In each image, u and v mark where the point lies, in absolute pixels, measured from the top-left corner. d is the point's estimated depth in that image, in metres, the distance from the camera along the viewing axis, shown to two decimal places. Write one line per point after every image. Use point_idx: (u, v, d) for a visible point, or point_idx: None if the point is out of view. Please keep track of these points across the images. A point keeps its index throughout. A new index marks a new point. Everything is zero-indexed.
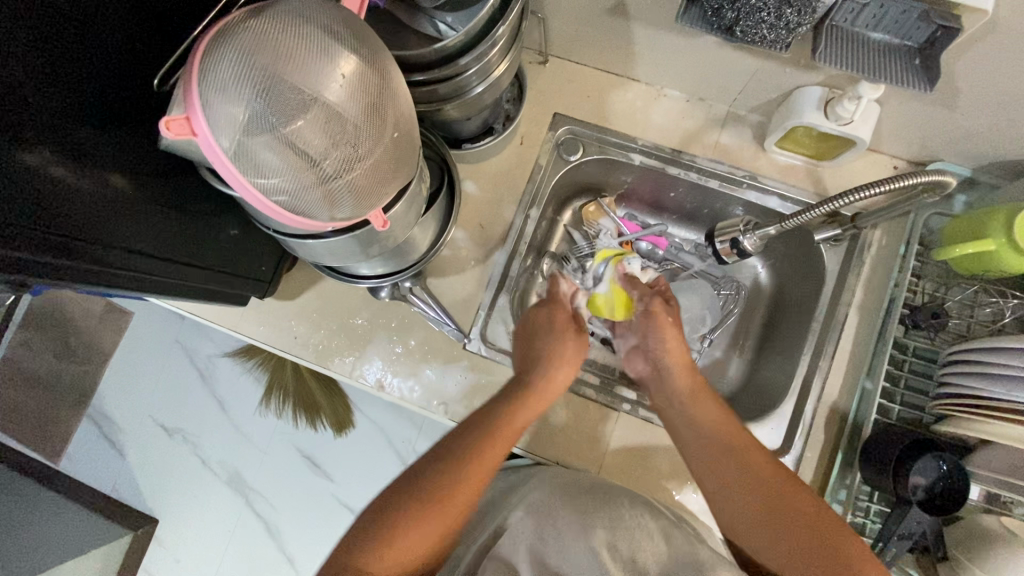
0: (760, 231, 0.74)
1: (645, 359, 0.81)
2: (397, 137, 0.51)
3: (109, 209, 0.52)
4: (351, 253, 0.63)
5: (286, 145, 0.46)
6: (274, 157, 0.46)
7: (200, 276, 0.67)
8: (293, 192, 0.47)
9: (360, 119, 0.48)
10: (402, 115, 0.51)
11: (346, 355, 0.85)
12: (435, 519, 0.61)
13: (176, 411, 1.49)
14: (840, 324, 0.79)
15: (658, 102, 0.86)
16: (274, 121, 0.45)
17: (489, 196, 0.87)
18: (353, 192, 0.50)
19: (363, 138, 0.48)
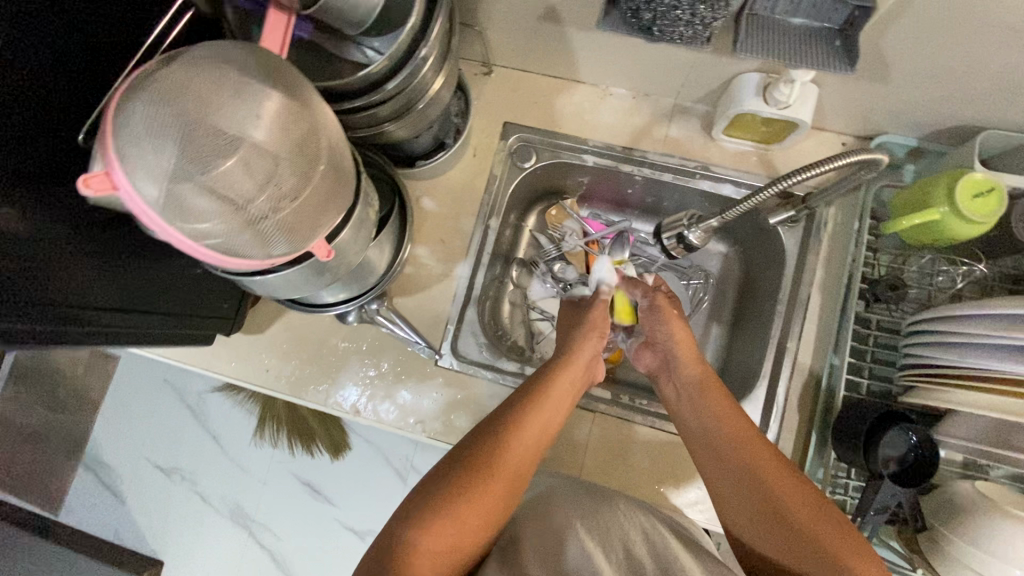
0: (703, 224, 0.74)
1: (654, 355, 0.82)
2: (324, 170, 0.51)
3: (62, 265, 0.52)
4: (304, 285, 0.63)
5: (208, 190, 0.46)
6: (199, 204, 0.46)
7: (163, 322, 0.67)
8: (222, 235, 0.47)
9: (283, 158, 0.48)
10: (326, 148, 0.51)
11: (320, 383, 0.85)
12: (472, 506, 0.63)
13: (170, 450, 1.48)
14: (804, 304, 0.79)
15: (605, 101, 0.86)
16: (191, 168, 0.45)
17: (447, 210, 0.87)
18: (283, 230, 0.50)
19: (286, 174, 0.48)
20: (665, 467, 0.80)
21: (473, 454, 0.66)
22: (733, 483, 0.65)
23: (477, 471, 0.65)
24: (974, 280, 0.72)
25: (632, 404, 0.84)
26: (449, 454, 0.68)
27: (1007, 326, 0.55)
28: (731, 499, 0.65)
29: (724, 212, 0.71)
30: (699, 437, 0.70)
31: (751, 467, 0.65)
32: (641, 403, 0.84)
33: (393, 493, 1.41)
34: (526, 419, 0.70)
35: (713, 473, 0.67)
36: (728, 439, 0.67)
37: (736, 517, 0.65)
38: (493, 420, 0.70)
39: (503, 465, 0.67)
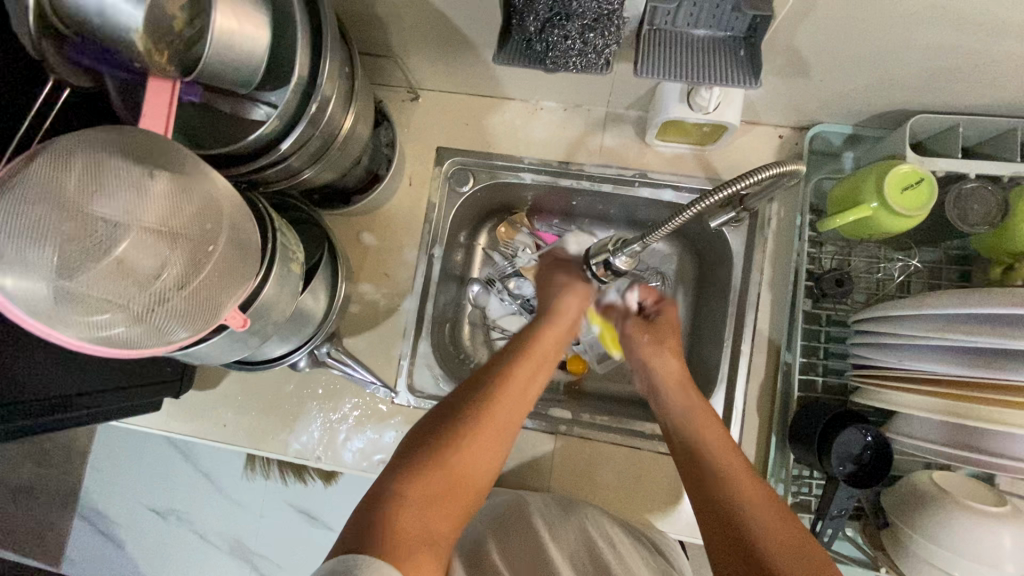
0: (626, 249, 0.71)
1: (642, 383, 0.77)
2: (214, 250, 0.49)
3: None
4: (233, 350, 0.62)
5: (89, 287, 0.44)
6: (78, 302, 0.44)
7: (99, 398, 0.66)
8: (113, 330, 0.45)
9: (166, 244, 0.46)
10: (218, 226, 0.49)
11: (279, 433, 0.84)
12: (457, 455, 0.61)
13: (167, 496, 1.45)
14: (754, 305, 0.78)
15: (537, 115, 0.84)
16: (66, 266, 0.43)
17: (389, 243, 0.86)
18: (178, 316, 0.47)
19: (172, 261, 0.47)
20: (631, 478, 0.80)
21: (461, 412, 0.64)
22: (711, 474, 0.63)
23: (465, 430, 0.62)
24: (911, 272, 0.72)
25: (594, 421, 0.83)
26: (433, 415, 0.65)
27: (943, 326, 0.56)
28: (702, 458, 0.64)
29: (643, 238, 0.67)
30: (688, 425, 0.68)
31: (718, 452, 0.64)
32: (603, 420, 0.83)
33: None
34: (514, 383, 0.68)
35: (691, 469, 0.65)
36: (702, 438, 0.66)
37: (705, 476, 0.63)
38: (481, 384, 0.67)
39: (491, 428, 0.64)
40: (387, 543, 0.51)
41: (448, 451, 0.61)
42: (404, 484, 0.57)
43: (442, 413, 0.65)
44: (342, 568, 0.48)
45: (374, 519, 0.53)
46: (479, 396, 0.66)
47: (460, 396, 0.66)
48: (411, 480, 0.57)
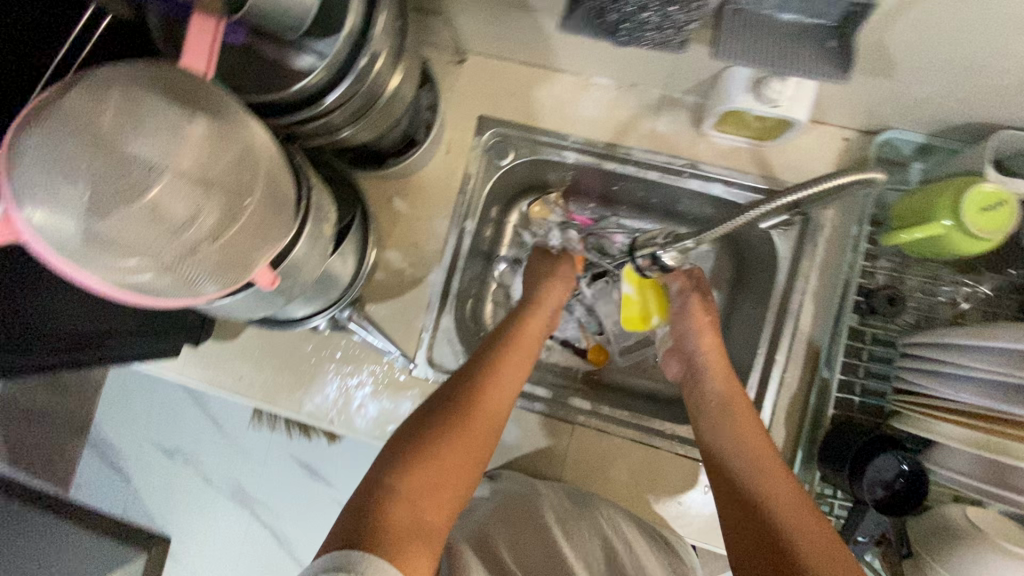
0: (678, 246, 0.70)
1: (680, 363, 0.79)
2: (250, 203, 0.46)
3: None
4: (257, 306, 0.60)
5: (123, 229, 0.42)
6: (111, 242, 0.42)
7: (126, 342, 0.65)
8: (143, 276, 0.43)
9: (201, 192, 0.44)
10: (255, 178, 0.47)
11: (294, 391, 0.83)
12: (449, 444, 0.63)
13: (169, 436, 1.41)
14: (795, 315, 0.75)
15: (587, 92, 0.80)
16: (101, 208, 0.41)
17: (420, 212, 0.83)
18: (209, 268, 0.46)
19: (208, 212, 0.44)
20: (646, 475, 0.78)
21: (451, 407, 0.66)
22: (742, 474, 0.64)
23: (453, 427, 0.64)
24: (979, 300, 0.68)
25: (613, 414, 0.81)
26: (417, 415, 0.67)
27: (1014, 362, 0.52)
28: (737, 464, 0.65)
29: (700, 236, 0.65)
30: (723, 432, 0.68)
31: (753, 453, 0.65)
32: (623, 414, 0.81)
33: None
34: (501, 383, 0.70)
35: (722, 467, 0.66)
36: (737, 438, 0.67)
37: (737, 479, 0.64)
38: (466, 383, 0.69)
39: (479, 429, 0.66)
40: (379, 537, 0.51)
41: (440, 441, 0.62)
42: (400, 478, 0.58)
43: (428, 413, 0.66)
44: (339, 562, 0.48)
45: (369, 514, 0.54)
46: (465, 394, 0.68)
47: (445, 393, 0.68)
48: (404, 473, 0.59)
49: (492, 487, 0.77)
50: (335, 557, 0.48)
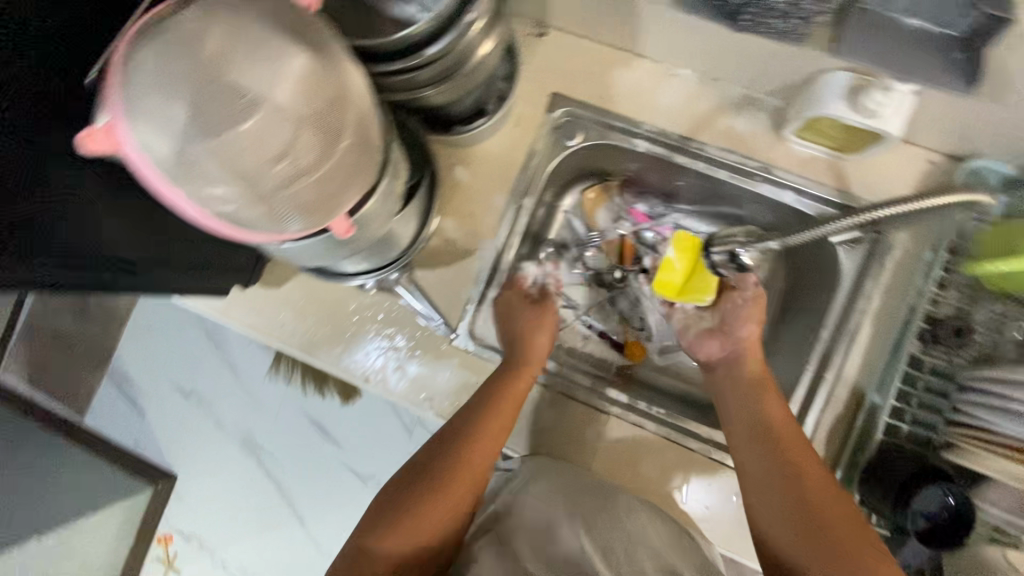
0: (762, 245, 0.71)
1: (721, 346, 0.82)
2: (349, 146, 0.46)
3: (55, 213, 0.50)
4: (322, 254, 0.59)
5: (224, 155, 0.42)
6: (213, 165, 0.42)
7: (177, 272, 0.65)
8: (236, 204, 0.43)
9: (302, 127, 0.43)
10: (354, 121, 0.45)
11: (333, 345, 0.83)
12: (423, 513, 0.70)
13: (182, 378, 1.44)
14: (851, 334, 0.73)
15: (667, 82, 0.78)
16: (209, 131, 0.41)
17: (481, 183, 0.81)
18: (298, 206, 0.45)
19: (307, 149, 0.43)
20: (677, 476, 0.77)
21: (432, 473, 0.72)
22: (769, 470, 0.67)
23: (430, 496, 0.71)
24: None
25: (649, 411, 0.80)
26: (407, 469, 0.74)
27: None
28: (764, 461, 0.68)
29: (787, 238, 0.66)
30: (739, 429, 0.72)
31: (782, 448, 0.68)
32: (660, 412, 0.80)
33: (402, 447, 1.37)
34: (481, 446, 0.73)
35: (748, 462, 0.69)
36: (765, 435, 0.69)
37: (767, 476, 0.67)
38: (442, 451, 0.74)
39: (456, 496, 0.72)
40: None
41: (415, 510, 0.70)
42: (380, 539, 0.68)
43: (413, 473, 0.73)
44: None
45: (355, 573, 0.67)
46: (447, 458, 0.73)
47: (432, 454, 0.73)
48: (384, 535, 0.68)
49: (525, 464, 0.78)
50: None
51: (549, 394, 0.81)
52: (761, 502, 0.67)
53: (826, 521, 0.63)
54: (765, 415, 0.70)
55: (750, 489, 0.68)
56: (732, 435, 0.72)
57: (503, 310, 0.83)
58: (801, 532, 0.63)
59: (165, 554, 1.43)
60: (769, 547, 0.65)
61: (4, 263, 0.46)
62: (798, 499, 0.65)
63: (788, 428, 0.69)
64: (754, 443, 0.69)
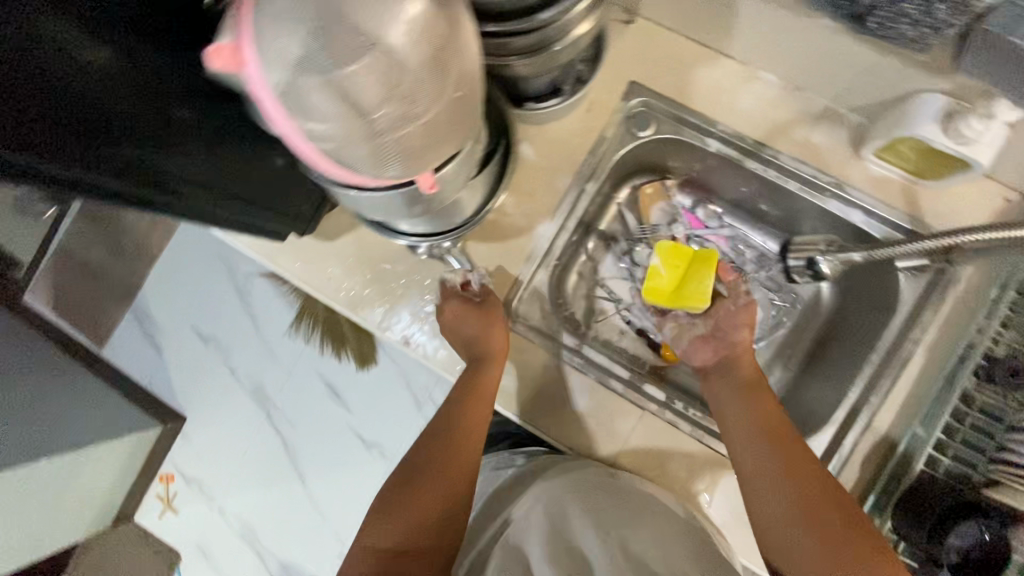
0: (843, 255, 0.72)
1: (712, 351, 0.82)
2: (458, 97, 0.45)
3: (154, 134, 0.53)
4: (394, 210, 0.61)
5: (338, 89, 0.41)
6: (325, 98, 0.41)
7: (238, 207, 0.67)
8: (339, 140, 0.43)
9: (418, 72, 0.42)
10: (466, 73, 0.44)
11: (377, 305, 0.83)
12: (414, 502, 0.71)
13: (212, 321, 1.55)
14: (904, 362, 0.72)
15: (750, 84, 0.76)
16: (328, 62, 0.40)
17: (546, 163, 0.80)
18: (400, 151, 0.45)
19: (421, 95, 0.42)
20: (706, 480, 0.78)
21: (421, 467, 0.74)
22: (767, 469, 0.68)
23: (419, 485, 0.72)
24: None
25: (684, 412, 0.80)
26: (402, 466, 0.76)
27: None
28: (760, 462, 0.68)
29: (874, 250, 0.67)
30: (734, 430, 0.72)
31: (776, 448, 0.69)
32: (694, 414, 0.80)
33: (409, 418, 1.43)
34: (465, 430, 0.76)
35: (744, 463, 0.69)
36: (758, 435, 0.70)
37: (764, 476, 0.68)
38: (436, 443, 0.76)
39: (445, 484, 0.73)
40: None
41: (406, 500, 0.71)
42: (378, 532, 0.70)
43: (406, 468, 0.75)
44: None
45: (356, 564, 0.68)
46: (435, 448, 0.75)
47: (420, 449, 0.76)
48: (382, 526, 0.70)
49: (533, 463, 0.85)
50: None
51: (586, 380, 0.79)
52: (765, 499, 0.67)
53: (825, 518, 0.64)
54: (758, 414, 0.72)
55: (751, 486, 0.68)
56: (726, 435, 0.72)
57: (452, 314, 0.78)
58: (803, 532, 0.64)
59: (165, 492, 1.57)
60: (769, 549, 0.66)
61: (106, 180, 0.50)
62: (797, 498, 0.65)
63: (779, 427, 0.70)
64: (749, 443, 0.70)
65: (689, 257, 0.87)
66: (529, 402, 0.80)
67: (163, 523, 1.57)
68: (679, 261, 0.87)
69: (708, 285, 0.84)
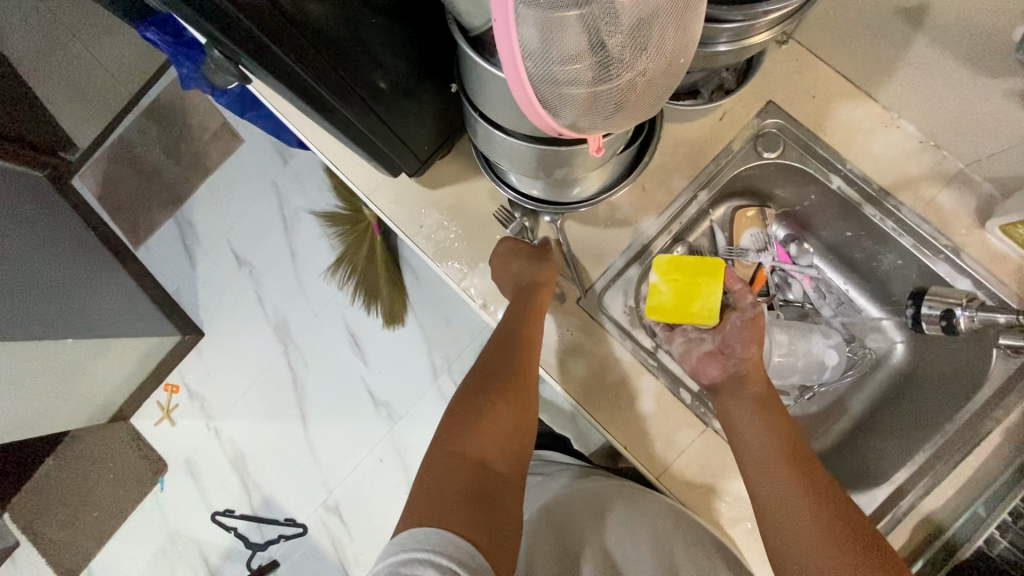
0: (986, 312, 0.68)
1: (721, 368, 0.77)
2: (679, 63, 0.44)
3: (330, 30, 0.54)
4: (530, 170, 0.61)
5: (584, 29, 0.40)
6: (565, 37, 0.39)
7: (368, 121, 0.66)
8: (559, 82, 0.41)
9: (659, 30, 0.41)
10: (691, 43, 0.43)
11: (460, 262, 0.83)
12: (485, 419, 0.70)
13: (253, 245, 1.55)
14: (979, 438, 0.72)
15: (887, 131, 0.76)
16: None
17: (665, 162, 0.80)
18: (615, 105, 0.44)
19: (654, 53, 0.42)
20: (744, 510, 0.77)
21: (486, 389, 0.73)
22: (781, 491, 0.66)
23: (485, 403, 0.72)
24: None
25: None
26: (463, 392, 0.75)
27: None
28: (776, 483, 0.67)
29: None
30: (748, 445, 0.70)
31: (791, 468, 0.67)
32: None
33: (424, 385, 1.41)
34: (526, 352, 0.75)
35: (761, 484, 0.68)
36: (774, 456, 0.68)
37: (780, 498, 0.66)
38: (497, 362, 0.75)
39: (507, 403, 0.72)
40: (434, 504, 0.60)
41: (475, 415, 0.70)
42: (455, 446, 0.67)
43: (470, 391, 0.74)
44: (425, 539, 0.55)
45: (430, 475, 0.65)
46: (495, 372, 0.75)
47: (480, 374, 0.76)
48: (456, 440, 0.68)
49: (570, 472, 0.90)
50: (431, 536, 0.55)
51: (655, 385, 0.79)
52: (782, 518, 0.65)
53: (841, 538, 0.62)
54: (772, 431, 0.70)
55: (767, 510, 0.67)
56: (741, 457, 0.71)
57: (501, 258, 0.79)
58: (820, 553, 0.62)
59: (166, 402, 1.56)
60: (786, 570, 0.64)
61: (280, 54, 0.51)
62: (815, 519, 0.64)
63: (794, 448, 0.69)
64: (766, 465, 0.68)
65: (690, 270, 0.79)
66: (593, 391, 0.79)
67: (157, 431, 1.56)
68: (680, 273, 0.78)
69: (716, 300, 0.78)
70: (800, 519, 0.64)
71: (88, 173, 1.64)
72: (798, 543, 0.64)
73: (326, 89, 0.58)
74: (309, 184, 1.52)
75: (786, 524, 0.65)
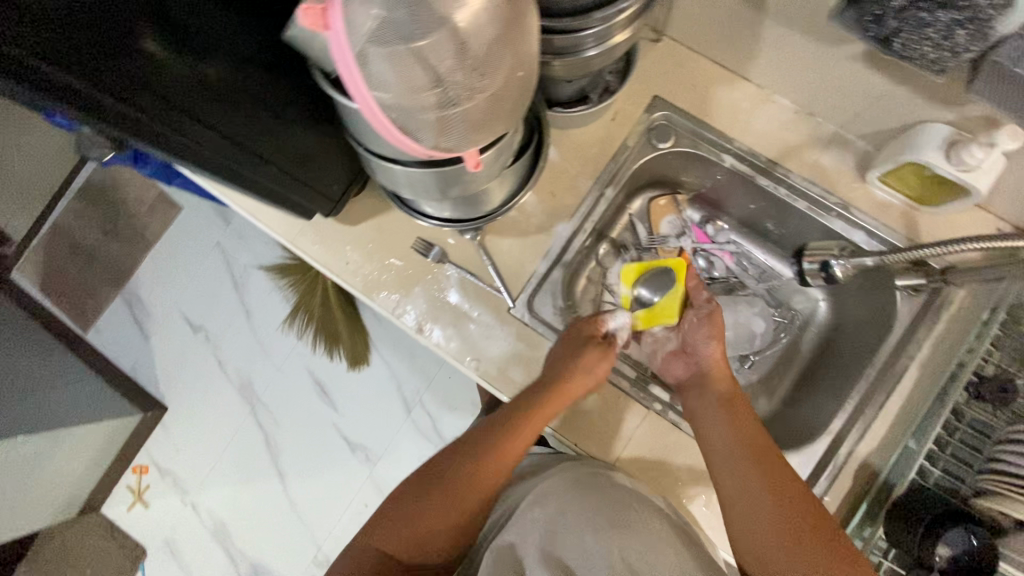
0: (855, 259, 0.74)
1: (685, 366, 0.81)
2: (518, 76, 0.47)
3: (206, 95, 0.56)
4: (429, 194, 0.64)
5: (415, 60, 0.42)
6: (396, 68, 0.42)
7: (217, 146, 0.58)
8: (406, 109, 0.44)
9: (489, 53, 0.44)
10: (527, 55, 0.46)
11: (392, 291, 0.84)
12: (428, 507, 0.69)
13: (205, 309, 1.54)
14: (897, 376, 0.76)
15: (764, 107, 0.82)
16: (410, 32, 0.41)
17: (569, 166, 0.84)
18: (465, 122, 0.46)
19: (490, 69, 0.44)
20: (698, 485, 0.78)
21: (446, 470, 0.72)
22: (751, 488, 0.65)
23: (434, 488, 0.70)
24: None
25: None
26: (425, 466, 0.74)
27: None
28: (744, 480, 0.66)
29: (883, 256, 0.71)
30: (715, 445, 0.70)
31: (760, 464, 0.67)
32: None
33: (395, 419, 1.41)
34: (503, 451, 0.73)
35: (731, 483, 0.67)
36: (741, 453, 0.68)
37: (748, 495, 0.65)
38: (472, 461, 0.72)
39: (467, 502, 0.70)
40: None
41: (422, 502, 0.69)
42: (388, 531, 0.68)
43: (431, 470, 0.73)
44: None
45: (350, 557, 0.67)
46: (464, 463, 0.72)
47: (454, 453, 0.74)
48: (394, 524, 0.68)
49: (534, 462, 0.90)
50: None
51: None
52: (750, 514, 0.64)
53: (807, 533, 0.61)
54: (738, 430, 0.70)
55: (736, 508, 0.66)
56: (711, 458, 0.70)
57: (566, 342, 0.78)
58: (787, 547, 0.61)
59: (136, 484, 1.51)
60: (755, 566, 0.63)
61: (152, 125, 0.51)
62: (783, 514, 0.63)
63: (764, 445, 0.69)
64: (733, 463, 0.68)
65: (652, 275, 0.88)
66: None
67: (129, 517, 1.51)
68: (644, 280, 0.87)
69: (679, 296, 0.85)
70: (768, 515, 0.63)
71: (25, 265, 1.61)
72: (766, 538, 0.63)
73: (211, 149, 0.58)
74: (255, 242, 1.53)
75: (753, 521, 0.64)
